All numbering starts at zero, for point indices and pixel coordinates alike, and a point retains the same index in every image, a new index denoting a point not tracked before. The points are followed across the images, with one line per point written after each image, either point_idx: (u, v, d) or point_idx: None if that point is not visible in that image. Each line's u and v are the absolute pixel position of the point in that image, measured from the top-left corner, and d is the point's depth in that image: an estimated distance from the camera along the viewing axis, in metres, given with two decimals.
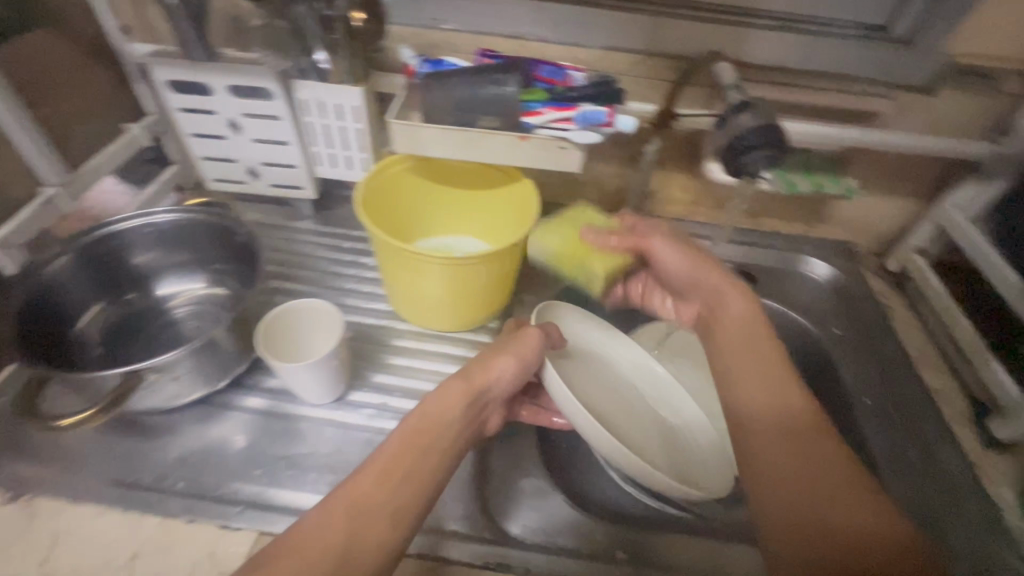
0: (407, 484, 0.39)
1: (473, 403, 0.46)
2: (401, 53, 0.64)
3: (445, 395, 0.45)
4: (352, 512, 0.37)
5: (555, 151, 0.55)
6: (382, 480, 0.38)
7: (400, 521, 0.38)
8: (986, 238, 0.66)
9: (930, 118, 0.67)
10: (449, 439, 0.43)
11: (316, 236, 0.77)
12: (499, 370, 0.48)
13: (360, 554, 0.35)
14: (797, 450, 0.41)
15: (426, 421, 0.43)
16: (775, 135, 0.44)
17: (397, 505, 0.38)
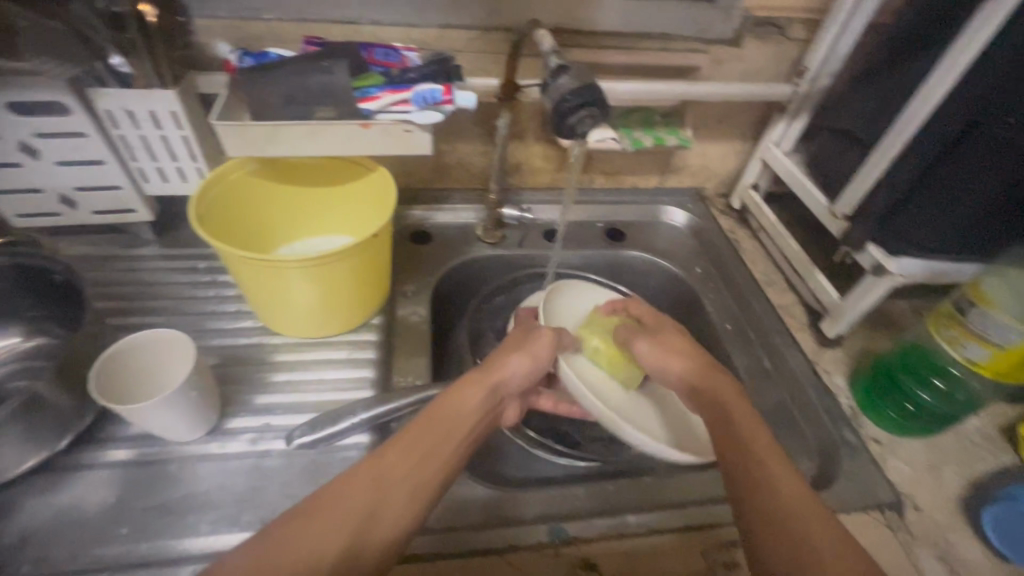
0: (428, 462, 0.44)
1: (490, 396, 0.51)
2: (217, 48, 0.58)
3: (467, 389, 0.50)
4: (378, 482, 0.41)
5: (401, 135, 0.56)
6: (407, 454, 0.43)
7: (417, 495, 0.42)
8: (800, 168, 0.75)
9: (743, 68, 0.74)
10: (469, 430, 0.48)
11: (162, 261, 0.69)
12: (515, 364, 0.55)
13: (381, 519, 0.40)
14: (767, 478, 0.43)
15: (450, 411, 0.48)
16: (595, 94, 0.48)
17: (420, 484, 0.42)
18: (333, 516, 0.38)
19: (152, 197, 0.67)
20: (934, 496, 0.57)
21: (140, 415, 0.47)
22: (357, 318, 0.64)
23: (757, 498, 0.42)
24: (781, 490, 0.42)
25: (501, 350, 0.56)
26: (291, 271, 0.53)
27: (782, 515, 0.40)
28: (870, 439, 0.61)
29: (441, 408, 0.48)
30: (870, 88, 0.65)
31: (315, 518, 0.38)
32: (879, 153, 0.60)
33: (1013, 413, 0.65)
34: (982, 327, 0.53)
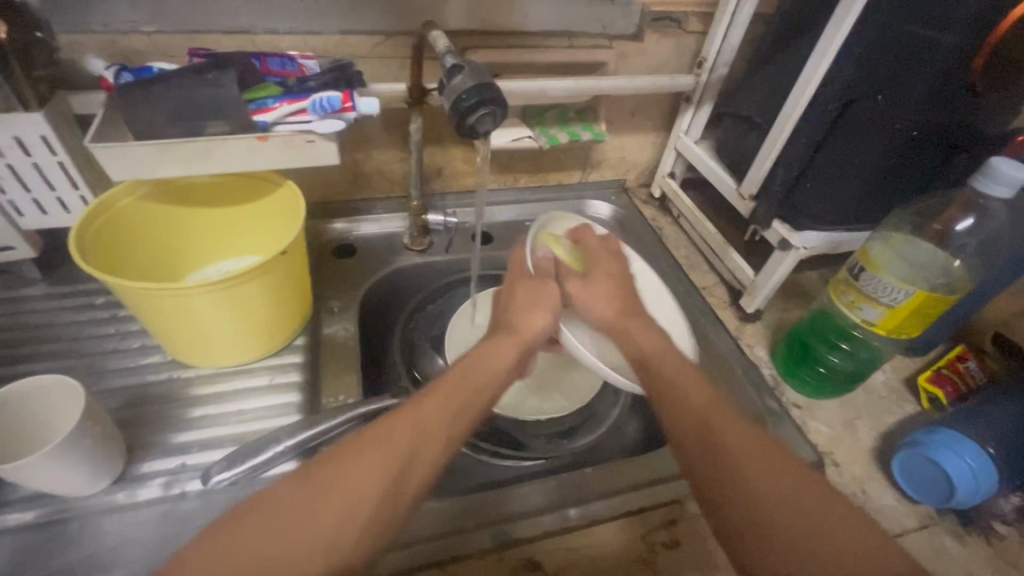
0: (464, 409, 0.44)
1: (521, 351, 0.52)
2: (89, 65, 0.53)
3: (497, 347, 0.51)
4: (418, 427, 0.41)
5: (303, 146, 0.54)
6: (442, 401, 0.44)
7: (453, 441, 0.42)
8: (709, 155, 0.79)
9: (647, 61, 0.77)
10: (502, 379, 0.49)
11: (52, 300, 0.63)
12: (540, 321, 0.55)
13: (419, 463, 0.40)
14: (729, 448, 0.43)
15: (484, 363, 0.49)
16: (493, 91, 0.48)
17: (456, 427, 0.43)
18: (365, 471, 0.38)
19: (34, 231, 0.61)
20: (851, 452, 0.61)
21: (27, 474, 0.42)
22: (276, 341, 0.61)
23: (711, 454, 0.43)
24: (731, 439, 0.43)
25: (525, 304, 0.57)
26: (195, 299, 0.50)
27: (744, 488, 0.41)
28: (792, 405, 0.65)
29: (476, 361, 0.49)
30: (762, 74, 0.68)
31: (346, 468, 0.38)
32: (767, 148, 0.64)
33: (913, 366, 0.70)
34: (874, 289, 0.56)
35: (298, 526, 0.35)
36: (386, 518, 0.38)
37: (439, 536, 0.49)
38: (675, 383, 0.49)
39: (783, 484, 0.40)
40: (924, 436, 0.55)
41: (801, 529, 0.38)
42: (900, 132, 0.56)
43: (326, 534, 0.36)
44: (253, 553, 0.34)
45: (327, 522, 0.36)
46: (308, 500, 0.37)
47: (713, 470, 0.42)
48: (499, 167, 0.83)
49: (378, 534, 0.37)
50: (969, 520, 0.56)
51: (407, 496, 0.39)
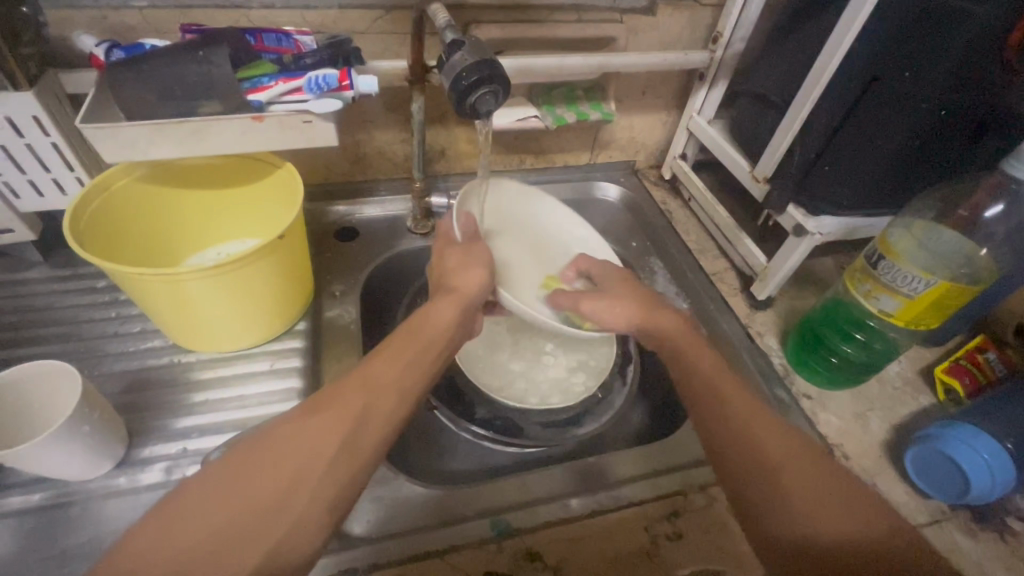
0: (410, 366, 0.44)
1: (462, 309, 0.52)
2: (79, 41, 0.51)
3: (442, 307, 0.51)
4: (363, 385, 0.41)
5: (300, 127, 0.52)
6: (389, 362, 0.43)
7: (404, 395, 0.42)
8: (723, 135, 0.76)
9: (659, 36, 0.73)
10: (445, 339, 0.49)
11: (54, 283, 0.63)
12: (472, 278, 0.55)
13: (370, 420, 0.39)
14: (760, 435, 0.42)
15: (423, 324, 0.49)
16: (493, 68, 0.46)
17: (405, 385, 0.43)
18: (313, 430, 0.37)
19: (33, 213, 0.61)
20: (862, 444, 0.60)
21: (27, 462, 0.42)
22: (277, 326, 0.60)
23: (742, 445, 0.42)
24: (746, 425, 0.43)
25: (457, 266, 0.56)
26: (192, 284, 0.49)
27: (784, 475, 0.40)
28: (802, 395, 0.64)
29: (415, 323, 0.49)
30: (780, 49, 0.65)
31: (299, 429, 0.37)
32: (788, 123, 0.61)
33: (930, 356, 0.68)
34: (891, 278, 0.54)
35: (251, 489, 0.34)
36: (345, 474, 0.37)
37: (438, 526, 0.49)
38: (700, 377, 0.48)
39: (798, 467, 0.40)
40: (938, 430, 0.53)
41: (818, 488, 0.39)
42: (928, 114, 0.52)
43: (282, 491, 0.35)
44: (209, 521, 0.33)
45: (281, 481, 0.35)
46: (258, 463, 0.36)
47: (728, 451, 0.42)
48: (504, 147, 0.81)
49: (338, 487, 0.36)
50: (983, 516, 0.55)
51: (363, 452, 0.38)
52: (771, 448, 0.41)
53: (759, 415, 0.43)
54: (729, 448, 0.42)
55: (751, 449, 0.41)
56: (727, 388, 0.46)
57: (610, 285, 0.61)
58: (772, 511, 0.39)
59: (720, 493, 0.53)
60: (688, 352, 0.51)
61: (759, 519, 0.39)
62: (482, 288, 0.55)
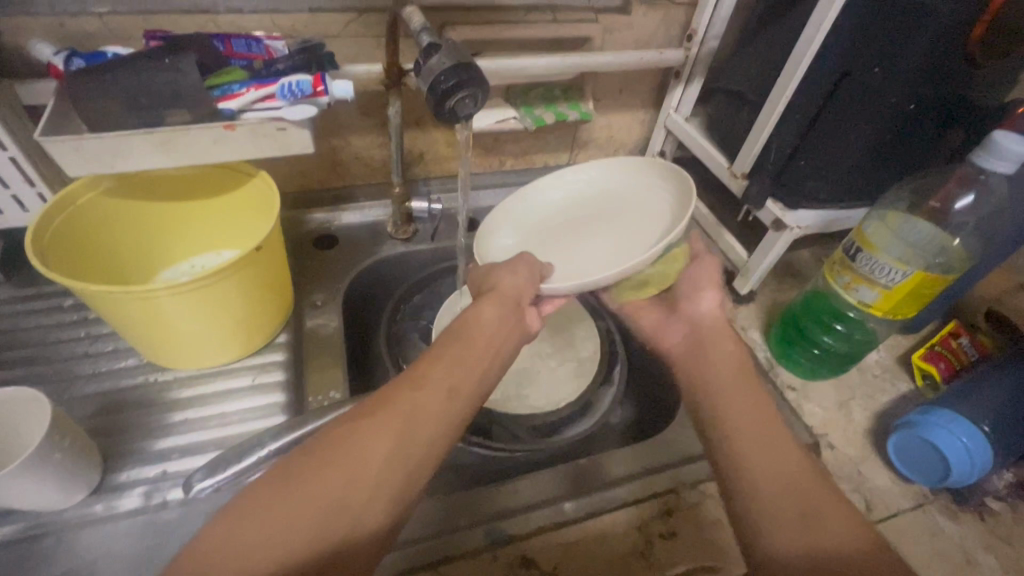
0: (466, 364, 0.42)
1: (505, 306, 0.48)
2: (36, 50, 0.49)
3: (483, 306, 0.47)
4: (416, 387, 0.39)
5: (274, 134, 0.51)
6: (437, 365, 0.41)
7: (457, 395, 0.40)
8: (700, 133, 0.77)
9: (635, 35, 0.74)
10: (496, 337, 0.45)
11: (16, 303, 0.60)
12: (510, 278, 0.52)
13: (425, 423, 0.37)
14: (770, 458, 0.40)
15: (472, 323, 0.46)
16: (471, 71, 0.45)
17: (456, 386, 0.40)
18: (368, 433, 0.36)
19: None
20: (845, 433, 0.61)
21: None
22: (257, 339, 0.58)
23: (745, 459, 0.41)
24: (760, 442, 0.41)
25: (489, 273, 0.53)
26: (166, 300, 0.47)
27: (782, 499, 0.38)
28: (787, 387, 0.65)
29: (464, 327, 0.45)
30: (753, 47, 0.66)
31: (348, 435, 0.36)
32: (760, 123, 0.61)
33: (907, 343, 0.70)
34: (869, 270, 0.55)
35: (314, 491, 0.33)
36: (402, 474, 0.35)
37: (431, 537, 0.48)
38: (731, 398, 0.45)
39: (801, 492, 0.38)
40: (918, 416, 0.55)
41: (807, 514, 0.37)
42: (896, 106, 0.54)
43: (338, 499, 0.33)
44: (271, 523, 0.32)
45: (335, 490, 0.33)
46: (312, 471, 0.34)
47: (739, 459, 0.41)
48: (483, 148, 0.80)
49: (396, 492, 0.35)
50: (963, 498, 0.56)
51: (419, 454, 0.36)
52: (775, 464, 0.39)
53: (781, 436, 0.41)
54: (741, 456, 0.41)
55: (761, 465, 0.40)
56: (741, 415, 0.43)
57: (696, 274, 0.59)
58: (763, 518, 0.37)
59: (710, 489, 0.54)
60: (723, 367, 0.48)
61: (743, 527, 0.38)
62: (523, 288, 0.52)
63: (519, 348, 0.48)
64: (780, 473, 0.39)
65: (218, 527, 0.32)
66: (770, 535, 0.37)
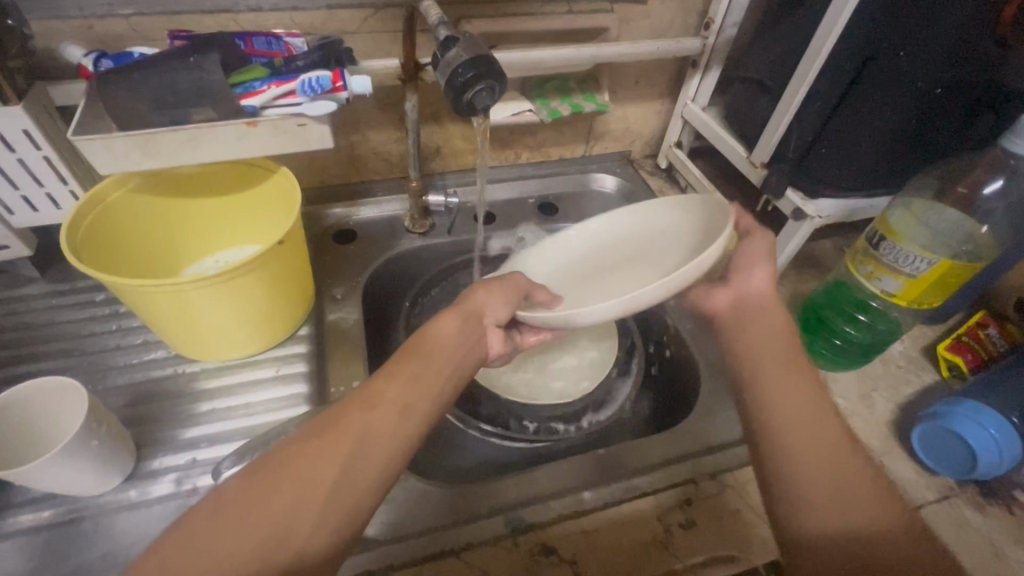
0: (422, 382, 0.42)
1: (465, 323, 0.48)
2: (67, 52, 0.51)
3: (442, 324, 0.47)
4: (368, 402, 0.39)
5: (295, 130, 0.52)
6: (392, 380, 0.41)
7: (411, 415, 0.40)
8: (717, 122, 0.76)
9: (651, 25, 0.73)
10: (452, 356, 0.45)
11: (52, 298, 0.62)
12: (483, 292, 0.52)
13: (377, 441, 0.37)
14: (812, 436, 0.40)
15: (429, 338, 0.45)
16: (487, 63, 0.46)
17: (412, 403, 0.40)
18: (315, 453, 0.36)
19: (28, 229, 0.60)
20: (868, 425, 0.60)
21: (35, 478, 0.42)
22: (280, 332, 0.60)
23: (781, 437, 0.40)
24: (810, 422, 0.41)
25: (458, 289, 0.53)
26: (191, 294, 0.48)
27: (821, 479, 0.37)
28: None
29: (422, 341, 0.45)
30: (773, 33, 0.65)
31: (298, 459, 0.35)
32: (782, 108, 0.60)
33: (932, 334, 0.68)
34: (894, 259, 0.54)
35: (263, 514, 0.33)
36: (350, 496, 0.35)
37: (451, 525, 0.49)
38: (764, 370, 0.44)
39: (848, 474, 0.38)
40: (943, 407, 0.54)
41: (840, 495, 0.37)
42: (922, 92, 0.52)
43: (280, 526, 0.32)
44: (224, 546, 0.31)
45: (283, 510, 0.33)
46: (259, 496, 0.33)
47: (785, 440, 0.40)
48: (498, 142, 0.80)
49: (346, 509, 0.35)
50: (990, 490, 0.55)
51: (369, 475, 0.36)
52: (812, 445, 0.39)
53: (815, 408, 0.41)
54: (785, 427, 0.40)
55: (801, 445, 0.39)
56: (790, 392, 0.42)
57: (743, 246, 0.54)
58: (795, 494, 0.38)
59: (730, 480, 0.54)
60: (756, 337, 0.47)
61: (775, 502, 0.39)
62: (494, 306, 0.51)
63: (476, 365, 0.48)
64: (812, 453, 0.39)
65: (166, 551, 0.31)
66: (802, 517, 0.37)
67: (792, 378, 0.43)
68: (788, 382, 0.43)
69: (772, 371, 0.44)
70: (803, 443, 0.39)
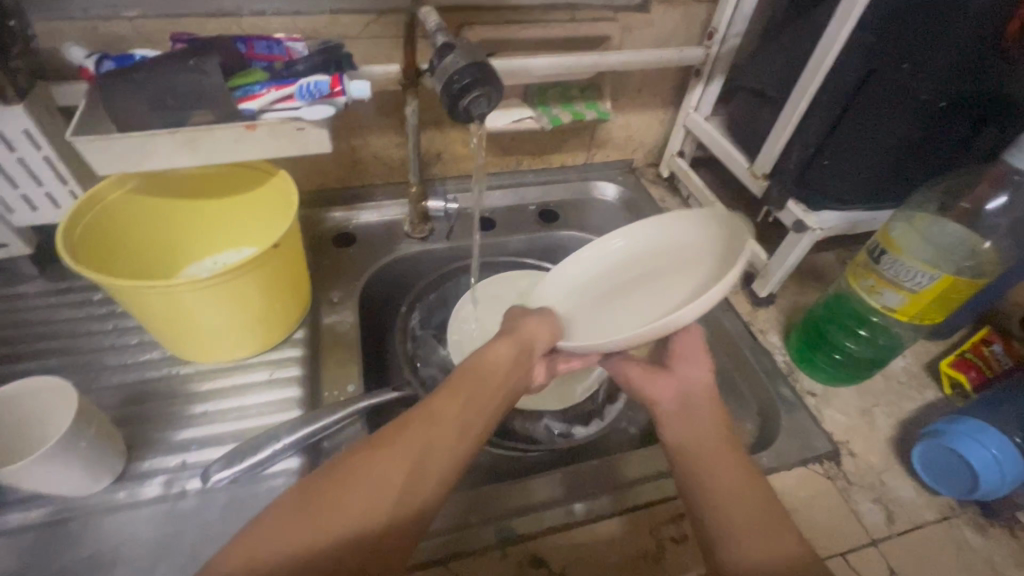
0: (480, 400, 0.45)
1: (518, 347, 0.51)
2: (70, 53, 0.51)
3: (495, 345, 0.50)
4: (429, 415, 0.41)
5: (293, 134, 0.51)
6: (451, 398, 0.43)
7: (467, 430, 0.42)
8: (719, 131, 0.75)
9: (654, 34, 0.73)
10: (505, 376, 0.48)
11: (50, 296, 0.63)
12: (538, 326, 0.56)
13: (437, 453, 0.39)
14: (733, 477, 0.44)
15: (484, 359, 0.49)
16: (485, 70, 0.45)
17: (468, 421, 0.43)
18: (384, 461, 0.38)
19: (28, 227, 0.61)
20: (867, 441, 0.59)
21: (24, 477, 0.42)
22: (275, 335, 0.60)
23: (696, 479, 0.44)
24: (715, 454, 0.46)
25: (517, 319, 0.57)
26: (187, 296, 0.48)
27: (738, 517, 0.41)
28: (807, 392, 0.63)
29: (477, 364, 0.48)
30: (775, 44, 0.65)
31: (368, 464, 0.38)
32: (787, 114, 0.60)
33: (935, 350, 0.67)
34: (894, 273, 0.54)
35: (329, 517, 0.34)
36: (411, 505, 0.37)
37: (441, 534, 0.48)
38: (681, 424, 0.49)
39: (746, 492, 0.42)
40: (946, 425, 0.53)
41: (752, 529, 0.40)
42: (925, 104, 0.52)
43: (350, 527, 0.34)
44: (295, 540, 0.33)
45: (355, 512, 0.35)
46: (329, 496, 0.36)
47: (705, 477, 0.44)
48: (499, 148, 0.80)
49: (409, 517, 0.36)
50: (992, 511, 0.54)
51: (428, 485, 0.38)
52: (724, 486, 0.43)
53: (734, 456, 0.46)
54: (705, 470, 0.44)
55: (720, 485, 0.43)
56: (694, 431, 0.48)
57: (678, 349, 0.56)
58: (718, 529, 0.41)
59: None
60: (681, 393, 0.52)
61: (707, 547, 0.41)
62: (545, 339, 0.55)
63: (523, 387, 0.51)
64: (728, 493, 0.42)
65: (247, 538, 0.33)
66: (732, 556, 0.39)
67: (707, 426, 0.48)
68: (703, 431, 0.48)
69: (692, 423, 0.49)
70: (712, 481, 0.43)
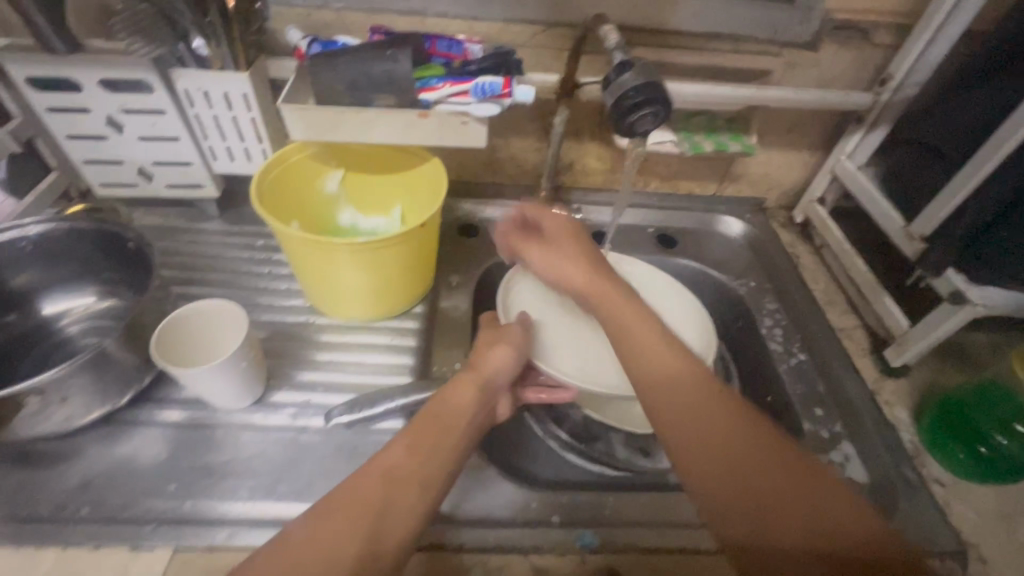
0: (439, 453, 0.40)
1: (482, 389, 0.48)
2: (289, 34, 0.60)
3: (457, 389, 0.47)
4: (390, 472, 0.37)
5: (457, 127, 0.56)
6: (411, 446, 0.40)
7: (431, 487, 0.38)
8: (872, 182, 0.71)
9: (818, 73, 0.70)
10: (467, 423, 0.44)
11: (224, 236, 0.73)
12: (499, 357, 0.52)
13: (398, 515, 0.35)
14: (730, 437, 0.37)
15: (444, 405, 0.45)
16: (657, 89, 0.47)
17: (432, 474, 0.39)
18: (341, 520, 0.34)
19: (220, 174, 0.71)
20: (1003, 549, 0.52)
21: (193, 380, 0.49)
22: (398, 306, 0.65)
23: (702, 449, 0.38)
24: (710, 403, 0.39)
25: (484, 345, 0.54)
26: (340, 253, 0.54)
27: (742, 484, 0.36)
28: (934, 480, 0.57)
29: (438, 406, 0.44)
30: (960, 99, 0.60)
31: (314, 530, 0.33)
32: (963, 176, 0.56)
33: None
34: None
35: None
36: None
37: (525, 525, 0.50)
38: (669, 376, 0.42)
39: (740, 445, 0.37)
40: None
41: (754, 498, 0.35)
42: None
43: None
44: None
45: None
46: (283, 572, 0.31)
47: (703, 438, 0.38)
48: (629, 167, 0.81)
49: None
50: None
51: (391, 548, 0.34)
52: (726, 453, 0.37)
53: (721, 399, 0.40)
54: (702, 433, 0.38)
55: (714, 445, 0.37)
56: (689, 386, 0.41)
57: (554, 235, 0.60)
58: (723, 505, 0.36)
59: None
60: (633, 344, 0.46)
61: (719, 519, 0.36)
62: (507, 370, 0.52)
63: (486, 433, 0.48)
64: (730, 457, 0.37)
65: None
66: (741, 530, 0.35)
67: (691, 375, 0.41)
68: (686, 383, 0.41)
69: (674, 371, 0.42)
70: (709, 451, 0.37)
